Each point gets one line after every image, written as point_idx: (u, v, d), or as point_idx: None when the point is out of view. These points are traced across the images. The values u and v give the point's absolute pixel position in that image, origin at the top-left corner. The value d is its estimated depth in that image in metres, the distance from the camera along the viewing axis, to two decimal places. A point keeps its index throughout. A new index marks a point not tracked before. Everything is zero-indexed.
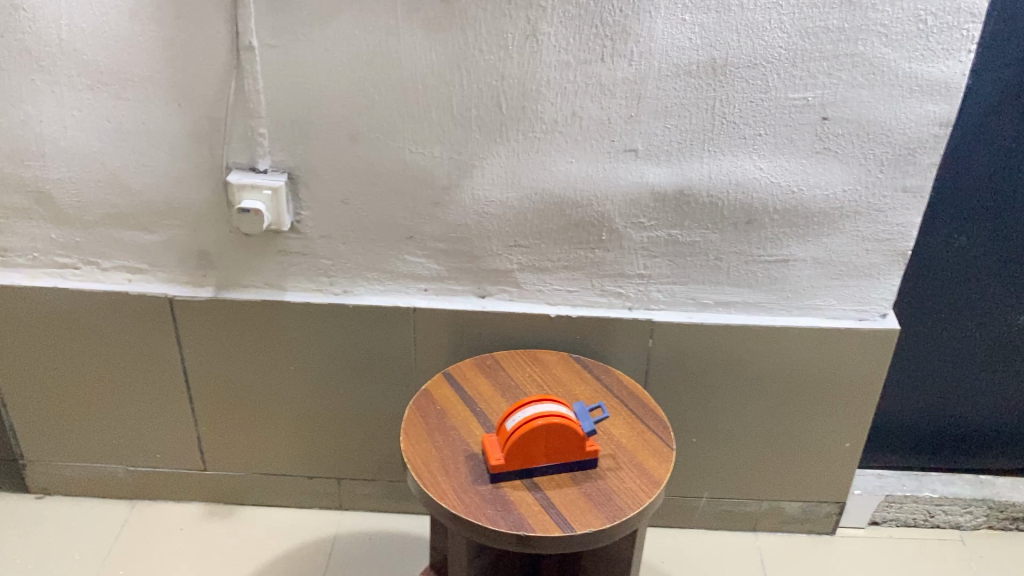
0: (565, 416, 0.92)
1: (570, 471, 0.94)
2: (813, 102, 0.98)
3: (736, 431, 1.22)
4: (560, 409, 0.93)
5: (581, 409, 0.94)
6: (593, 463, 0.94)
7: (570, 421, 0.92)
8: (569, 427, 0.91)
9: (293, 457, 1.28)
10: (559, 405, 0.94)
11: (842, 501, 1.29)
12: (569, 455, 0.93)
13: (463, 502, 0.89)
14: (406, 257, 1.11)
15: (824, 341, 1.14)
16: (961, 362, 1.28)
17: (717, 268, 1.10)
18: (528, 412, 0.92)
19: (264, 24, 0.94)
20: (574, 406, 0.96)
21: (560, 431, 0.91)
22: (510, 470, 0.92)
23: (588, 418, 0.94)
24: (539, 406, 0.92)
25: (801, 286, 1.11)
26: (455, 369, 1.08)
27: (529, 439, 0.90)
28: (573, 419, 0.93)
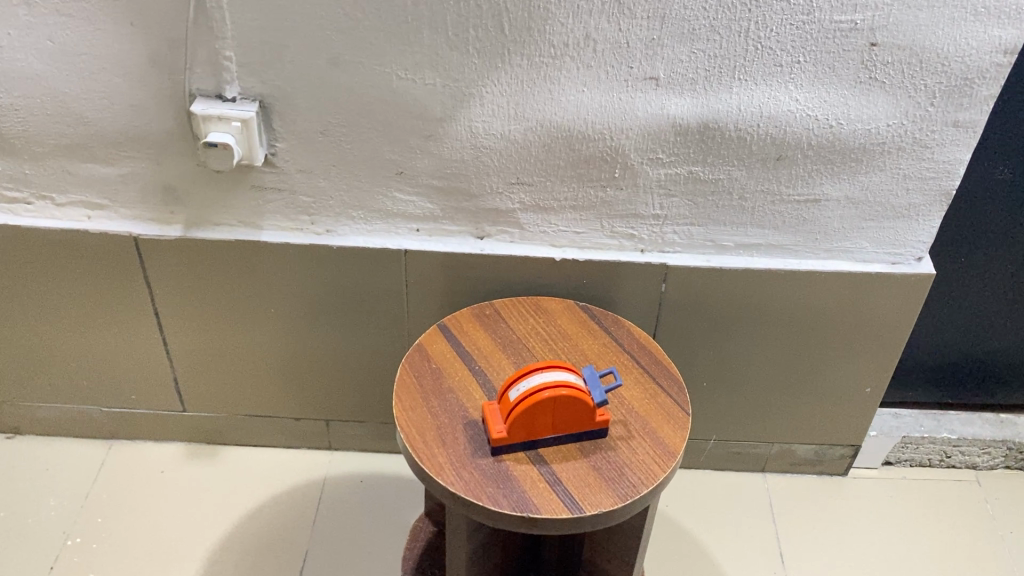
0: (573, 385, 0.83)
1: (578, 441, 0.86)
2: (862, 26, 0.84)
3: (751, 375, 1.14)
4: (569, 377, 0.84)
5: (591, 372, 0.85)
6: (603, 432, 0.86)
7: (580, 390, 0.83)
8: (578, 397, 0.82)
9: (278, 399, 1.20)
10: (568, 371, 0.85)
11: (857, 445, 1.23)
12: (577, 426, 0.84)
13: (462, 480, 0.82)
14: (396, 194, 0.99)
15: (853, 285, 1.04)
16: (990, 297, 1.20)
17: (741, 209, 0.99)
18: (533, 382, 0.83)
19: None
20: (583, 370, 0.87)
21: (568, 403, 0.82)
22: (513, 443, 0.84)
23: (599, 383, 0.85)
24: (545, 373, 0.83)
25: (832, 227, 1.01)
26: (451, 320, 0.98)
27: (535, 411, 0.82)
28: (583, 387, 0.84)
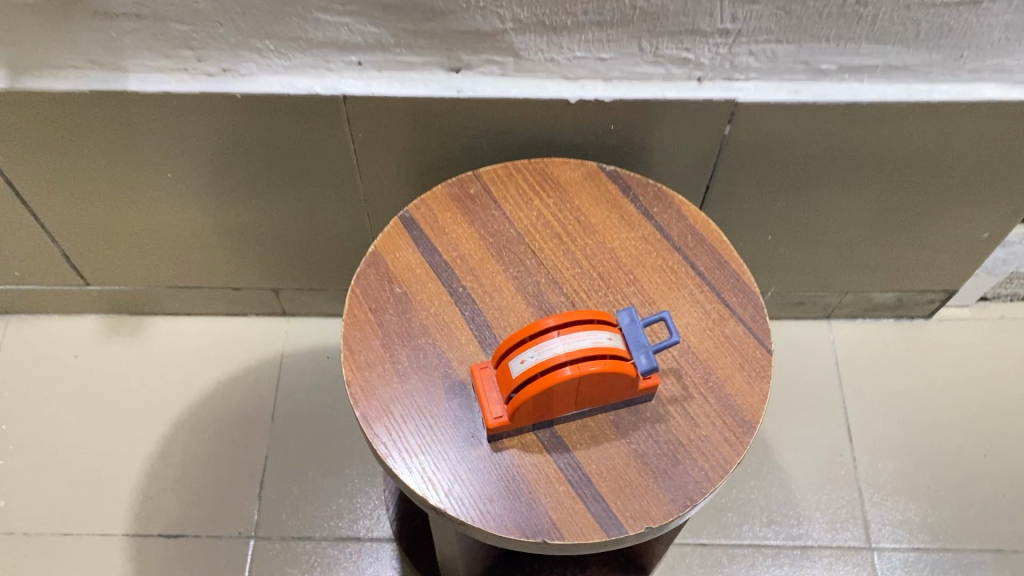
0: (608, 353, 0.55)
1: (612, 409, 0.60)
2: None
3: (831, 224, 0.86)
4: (601, 338, 0.56)
5: (632, 322, 0.57)
6: (647, 396, 0.60)
7: (617, 362, 0.55)
8: (615, 372, 0.55)
9: (208, 267, 0.92)
10: (599, 327, 0.56)
11: (953, 289, 0.97)
12: (610, 397, 0.58)
13: (447, 487, 0.56)
14: (318, 15, 0.63)
15: (1002, 118, 0.72)
16: None
17: (856, 20, 0.64)
18: (548, 353, 0.54)
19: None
20: (619, 313, 0.58)
21: (600, 380, 0.55)
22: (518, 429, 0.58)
23: (645, 339, 0.57)
24: (565, 339, 0.55)
25: (990, 40, 0.66)
26: (420, 209, 0.67)
27: (550, 395, 0.55)
28: (621, 349, 0.56)
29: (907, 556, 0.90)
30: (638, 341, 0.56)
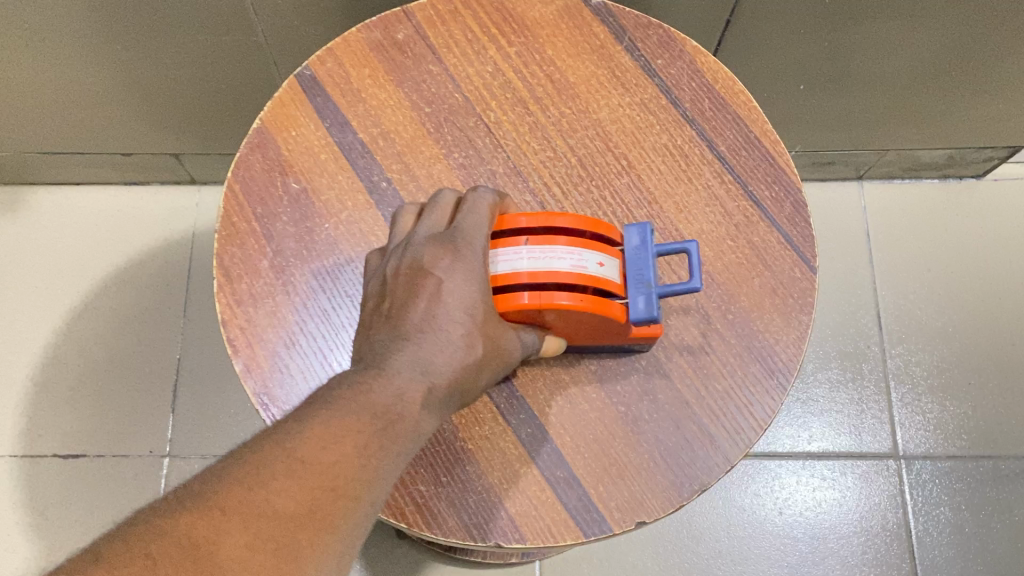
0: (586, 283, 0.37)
1: (594, 348, 0.43)
2: None
3: (884, 66, 0.66)
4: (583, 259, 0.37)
5: (637, 246, 0.38)
6: (646, 345, 0.42)
7: (596, 301, 0.37)
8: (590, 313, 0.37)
9: (84, 128, 0.73)
10: (588, 245, 0.38)
11: (1020, 145, 0.78)
12: (591, 337, 0.41)
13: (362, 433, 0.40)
14: None
15: None
16: None
17: None
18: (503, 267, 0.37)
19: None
20: (631, 228, 0.39)
21: (569, 321, 0.38)
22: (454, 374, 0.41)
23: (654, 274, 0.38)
24: (533, 253, 0.37)
25: None
26: (326, 64, 0.48)
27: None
28: (612, 284, 0.38)
29: (938, 466, 0.76)
30: (641, 278, 0.38)
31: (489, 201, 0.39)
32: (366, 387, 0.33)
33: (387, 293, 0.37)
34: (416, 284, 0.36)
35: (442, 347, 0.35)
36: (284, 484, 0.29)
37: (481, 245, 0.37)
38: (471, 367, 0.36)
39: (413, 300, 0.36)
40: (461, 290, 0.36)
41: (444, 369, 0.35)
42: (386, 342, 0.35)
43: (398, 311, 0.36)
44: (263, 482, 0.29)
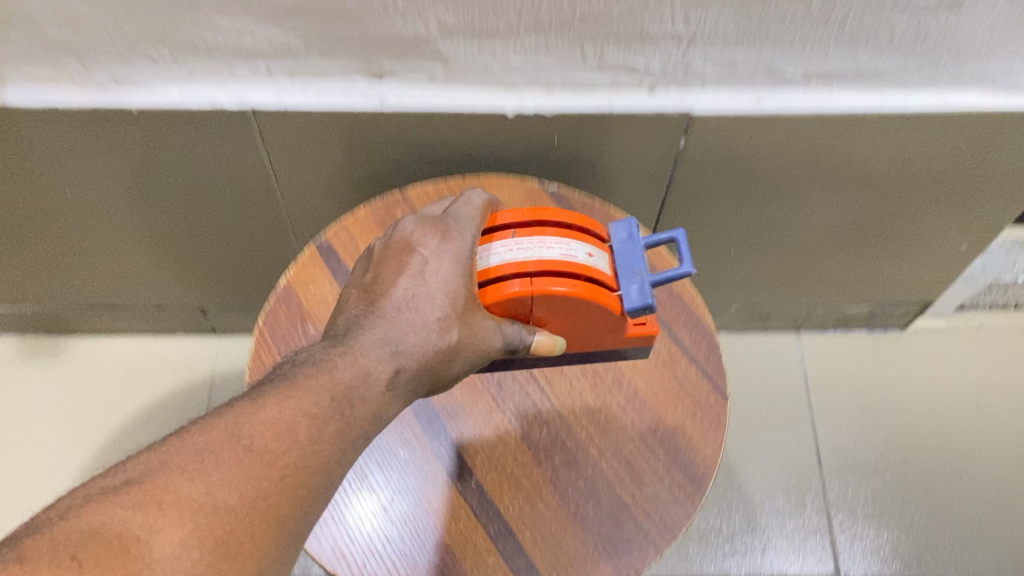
0: (579, 276, 0.48)
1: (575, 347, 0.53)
2: None
3: (799, 235, 0.80)
4: (577, 253, 0.48)
5: (631, 240, 0.50)
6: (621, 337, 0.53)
7: (586, 290, 0.47)
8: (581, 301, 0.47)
9: (126, 286, 0.85)
10: (575, 240, 0.49)
11: (928, 301, 0.91)
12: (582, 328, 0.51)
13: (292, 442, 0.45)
14: (212, 19, 0.55)
15: (980, 129, 0.65)
16: None
17: (824, 24, 0.56)
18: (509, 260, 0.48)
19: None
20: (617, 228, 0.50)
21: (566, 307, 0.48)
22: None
23: (639, 264, 0.49)
24: (530, 246, 0.48)
25: (975, 46, 0.59)
26: (339, 235, 0.61)
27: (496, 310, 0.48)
28: (601, 273, 0.49)
29: None
30: (635, 266, 0.49)
31: (472, 215, 0.51)
32: (331, 369, 0.42)
33: (379, 269, 0.49)
34: (404, 267, 0.48)
35: (416, 327, 0.45)
36: (227, 474, 0.36)
37: (464, 246, 0.49)
38: (440, 351, 0.45)
39: (400, 276, 0.47)
40: (438, 273, 0.47)
41: (414, 349, 0.44)
42: (366, 319, 0.45)
43: (384, 284, 0.47)
44: (206, 475, 0.36)
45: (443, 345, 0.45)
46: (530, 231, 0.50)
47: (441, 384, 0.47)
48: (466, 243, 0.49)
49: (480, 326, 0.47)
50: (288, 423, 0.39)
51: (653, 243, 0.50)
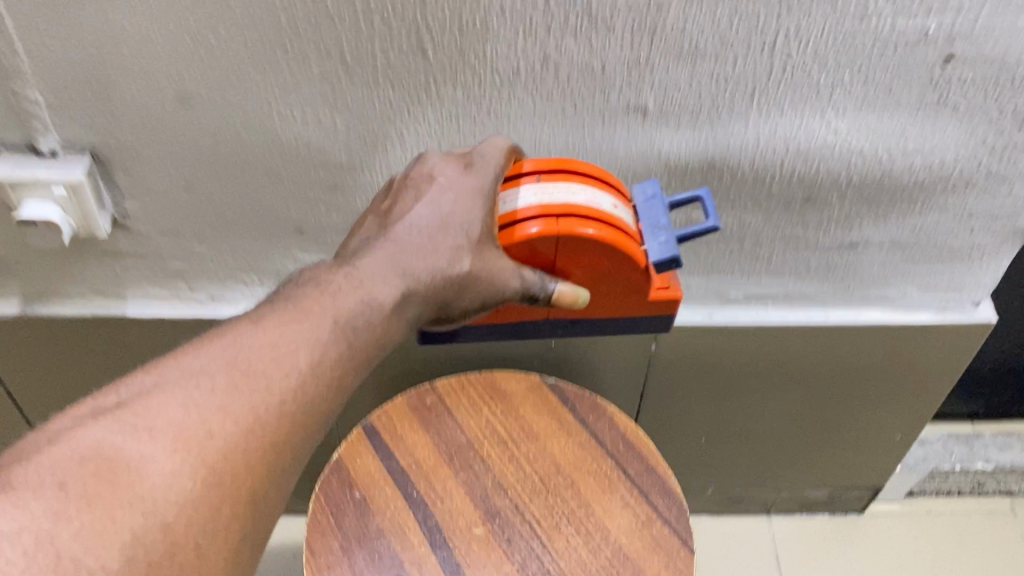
0: (602, 222, 0.57)
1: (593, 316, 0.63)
2: (936, 36, 0.59)
3: (756, 427, 0.95)
4: (601, 202, 0.58)
5: (654, 195, 0.61)
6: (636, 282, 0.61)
7: (608, 233, 0.57)
8: (604, 244, 0.57)
9: None
10: (598, 189, 0.59)
11: (879, 486, 1.05)
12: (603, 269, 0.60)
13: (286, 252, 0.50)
14: (297, 254, 0.75)
15: (889, 338, 0.83)
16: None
17: (753, 257, 0.76)
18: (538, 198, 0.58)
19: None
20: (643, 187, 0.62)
21: (591, 245, 0.57)
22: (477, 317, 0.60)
23: (660, 220, 0.60)
24: (557, 185, 0.58)
25: (870, 275, 0.78)
26: (381, 418, 0.76)
27: (523, 252, 0.58)
28: (623, 222, 0.59)
29: None
30: (658, 221, 0.60)
31: (500, 145, 0.59)
32: (340, 298, 0.51)
33: (394, 197, 0.57)
34: (421, 194, 0.56)
35: (428, 252, 0.54)
36: (223, 410, 0.44)
37: (479, 180, 0.57)
38: (447, 277, 0.54)
39: (411, 198, 0.56)
40: (448, 198, 0.56)
41: (425, 272, 0.54)
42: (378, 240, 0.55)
43: (399, 206, 0.56)
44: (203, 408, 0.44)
45: (447, 279, 0.55)
46: (555, 177, 0.59)
47: (451, 290, 0.55)
48: (479, 179, 0.57)
49: (478, 250, 0.55)
50: (287, 347, 0.48)
51: (676, 203, 0.61)
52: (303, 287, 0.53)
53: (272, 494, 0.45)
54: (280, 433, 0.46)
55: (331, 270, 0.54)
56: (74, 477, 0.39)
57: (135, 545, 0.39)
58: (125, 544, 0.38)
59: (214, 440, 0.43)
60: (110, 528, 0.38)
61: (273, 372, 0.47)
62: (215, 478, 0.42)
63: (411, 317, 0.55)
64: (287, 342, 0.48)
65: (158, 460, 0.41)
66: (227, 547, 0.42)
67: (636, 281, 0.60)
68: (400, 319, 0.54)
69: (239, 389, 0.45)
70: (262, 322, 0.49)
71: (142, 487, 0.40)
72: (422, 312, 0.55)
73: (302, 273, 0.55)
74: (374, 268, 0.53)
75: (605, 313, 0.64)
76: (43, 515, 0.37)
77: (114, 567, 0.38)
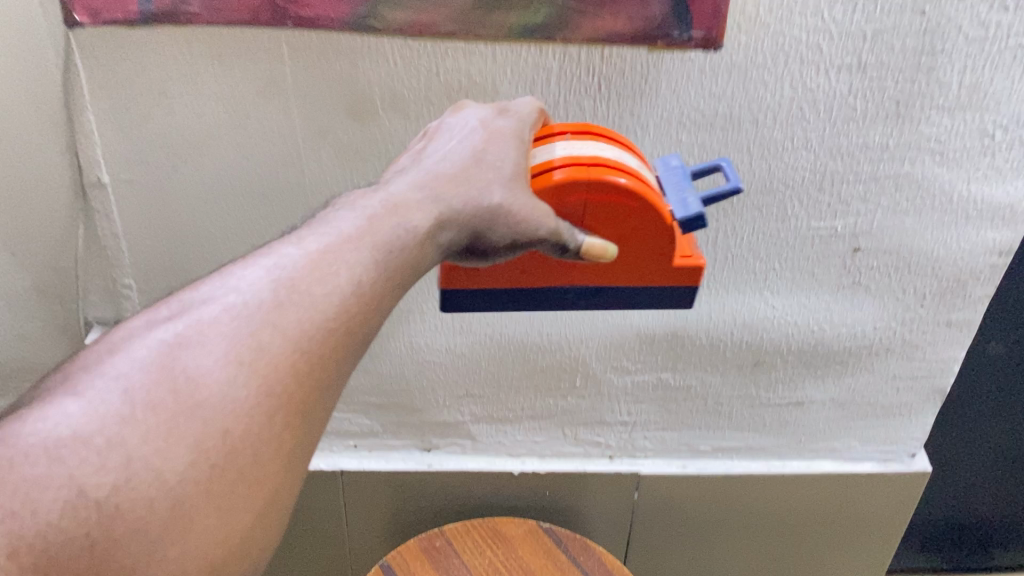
0: (629, 174, 0.57)
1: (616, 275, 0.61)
2: (843, 232, 0.75)
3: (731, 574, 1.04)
4: (626, 160, 0.58)
5: (678, 168, 0.62)
6: (661, 242, 0.59)
7: (636, 184, 0.56)
8: (632, 194, 0.56)
9: None
10: (625, 153, 0.59)
11: None
12: (627, 219, 0.57)
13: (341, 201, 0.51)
14: None
15: (842, 487, 0.95)
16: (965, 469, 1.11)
17: (716, 413, 0.90)
18: (566, 147, 0.58)
19: (109, 140, 0.70)
20: (665, 161, 0.63)
21: (618, 199, 0.56)
22: (496, 287, 0.61)
23: (686, 184, 0.60)
24: (586, 147, 0.58)
25: (817, 429, 0.91)
26: (397, 558, 0.86)
27: (552, 202, 0.56)
28: (651, 188, 0.58)
29: None
30: (681, 185, 0.60)
31: (531, 105, 0.60)
32: (378, 216, 0.49)
33: (429, 142, 0.56)
34: (457, 136, 0.55)
35: (467, 189, 0.52)
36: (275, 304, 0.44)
37: (513, 126, 0.57)
38: (481, 186, 0.53)
39: (449, 138, 0.55)
40: (489, 141, 0.55)
41: (462, 203, 0.52)
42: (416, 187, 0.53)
43: (435, 147, 0.55)
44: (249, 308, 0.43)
45: (483, 211, 0.52)
46: (583, 136, 0.59)
47: (481, 238, 0.54)
48: (512, 123, 0.57)
49: (517, 203, 0.53)
50: (332, 263, 0.46)
51: (696, 174, 0.62)
52: (337, 212, 0.50)
53: (318, 412, 0.45)
54: (327, 348, 0.44)
55: (365, 195, 0.51)
56: (140, 386, 0.39)
57: (196, 457, 0.39)
58: (185, 456, 0.39)
59: (264, 355, 0.42)
60: (170, 438, 0.39)
61: (322, 279, 0.45)
62: (273, 389, 0.42)
63: (443, 242, 0.52)
64: (337, 254, 0.46)
65: (214, 370, 0.41)
66: (276, 466, 0.42)
67: (664, 246, 0.59)
68: (435, 247, 0.51)
69: (294, 293, 0.44)
70: (305, 243, 0.47)
71: (196, 398, 0.40)
72: (455, 241, 0.53)
73: (334, 202, 0.52)
74: (410, 195, 0.51)
75: (636, 291, 0.62)
76: (112, 420, 0.38)
77: (179, 470, 0.38)
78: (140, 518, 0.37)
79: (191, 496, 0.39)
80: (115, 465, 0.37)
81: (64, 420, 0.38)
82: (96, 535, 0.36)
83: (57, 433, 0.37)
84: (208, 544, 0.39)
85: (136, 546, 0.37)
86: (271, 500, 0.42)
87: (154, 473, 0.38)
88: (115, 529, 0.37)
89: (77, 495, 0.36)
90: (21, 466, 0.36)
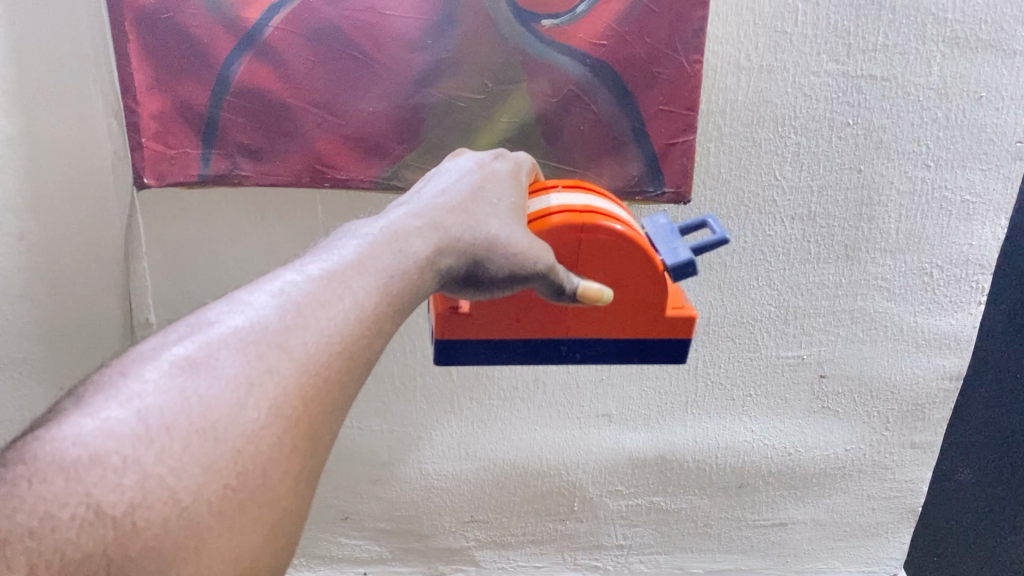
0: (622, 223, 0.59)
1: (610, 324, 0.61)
2: (809, 360, 0.84)
3: None
4: (616, 212, 0.61)
5: (665, 224, 0.63)
6: (652, 290, 0.60)
7: (628, 230, 0.58)
8: (624, 239, 0.58)
9: None
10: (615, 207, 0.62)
11: None
12: (621, 264, 0.59)
13: (341, 231, 0.51)
14: (341, 538, 0.95)
15: None
16: None
17: (707, 535, 0.96)
18: (559, 199, 0.61)
19: (158, 283, 0.80)
20: (652, 220, 0.65)
21: (612, 243, 0.58)
22: (486, 336, 0.61)
23: (676, 240, 0.62)
24: (578, 199, 0.61)
25: (802, 549, 0.97)
26: None
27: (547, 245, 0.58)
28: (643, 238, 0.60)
29: None
30: (670, 238, 0.62)
31: (527, 161, 0.62)
32: (381, 241, 0.48)
33: (428, 181, 0.56)
34: (457, 175, 0.55)
35: (469, 221, 0.52)
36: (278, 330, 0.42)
37: (509, 172, 0.58)
38: (480, 219, 0.52)
39: (449, 177, 0.55)
40: (488, 182, 0.56)
41: (463, 232, 0.51)
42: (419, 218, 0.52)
43: (435, 183, 0.55)
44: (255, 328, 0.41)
45: (482, 241, 0.51)
46: (574, 192, 0.62)
47: (479, 270, 0.52)
48: (507, 168, 0.58)
49: (517, 237, 0.52)
50: (337, 289, 0.45)
51: (683, 229, 0.64)
52: (338, 239, 0.49)
53: (324, 438, 0.42)
54: (334, 370, 0.42)
55: (366, 223, 0.50)
56: (153, 406, 0.37)
57: (211, 475, 0.37)
58: (199, 474, 0.36)
59: (273, 377, 0.40)
60: (185, 456, 0.36)
61: (326, 303, 0.44)
62: (283, 411, 0.39)
63: (446, 270, 0.51)
64: (340, 278, 0.45)
65: (222, 392, 0.39)
66: (285, 487, 0.39)
67: (654, 292, 0.60)
68: (436, 273, 0.50)
69: (300, 316, 0.43)
70: (307, 269, 0.46)
71: (210, 418, 0.38)
72: (457, 272, 0.51)
73: (332, 233, 0.51)
74: (412, 223, 0.50)
75: (626, 342, 0.62)
76: (128, 439, 0.36)
77: (192, 489, 0.36)
78: (155, 537, 0.35)
79: (205, 516, 0.36)
80: (131, 484, 0.35)
81: (79, 438, 0.36)
82: (112, 552, 0.34)
83: (75, 453, 0.35)
84: (218, 566, 0.36)
85: (151, 567, 0.34)
86: (280, 523, 0.39)
87: (168, 492, 0.35)
88: (131, 548, 0.34)
89: (95, 513, 0.34)
90: (39, 485, 0.34)
